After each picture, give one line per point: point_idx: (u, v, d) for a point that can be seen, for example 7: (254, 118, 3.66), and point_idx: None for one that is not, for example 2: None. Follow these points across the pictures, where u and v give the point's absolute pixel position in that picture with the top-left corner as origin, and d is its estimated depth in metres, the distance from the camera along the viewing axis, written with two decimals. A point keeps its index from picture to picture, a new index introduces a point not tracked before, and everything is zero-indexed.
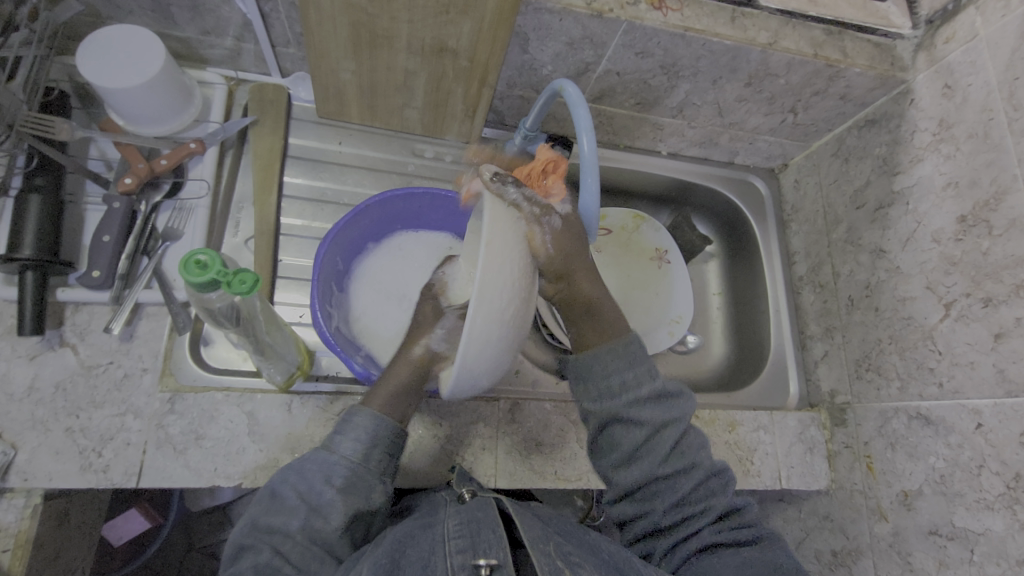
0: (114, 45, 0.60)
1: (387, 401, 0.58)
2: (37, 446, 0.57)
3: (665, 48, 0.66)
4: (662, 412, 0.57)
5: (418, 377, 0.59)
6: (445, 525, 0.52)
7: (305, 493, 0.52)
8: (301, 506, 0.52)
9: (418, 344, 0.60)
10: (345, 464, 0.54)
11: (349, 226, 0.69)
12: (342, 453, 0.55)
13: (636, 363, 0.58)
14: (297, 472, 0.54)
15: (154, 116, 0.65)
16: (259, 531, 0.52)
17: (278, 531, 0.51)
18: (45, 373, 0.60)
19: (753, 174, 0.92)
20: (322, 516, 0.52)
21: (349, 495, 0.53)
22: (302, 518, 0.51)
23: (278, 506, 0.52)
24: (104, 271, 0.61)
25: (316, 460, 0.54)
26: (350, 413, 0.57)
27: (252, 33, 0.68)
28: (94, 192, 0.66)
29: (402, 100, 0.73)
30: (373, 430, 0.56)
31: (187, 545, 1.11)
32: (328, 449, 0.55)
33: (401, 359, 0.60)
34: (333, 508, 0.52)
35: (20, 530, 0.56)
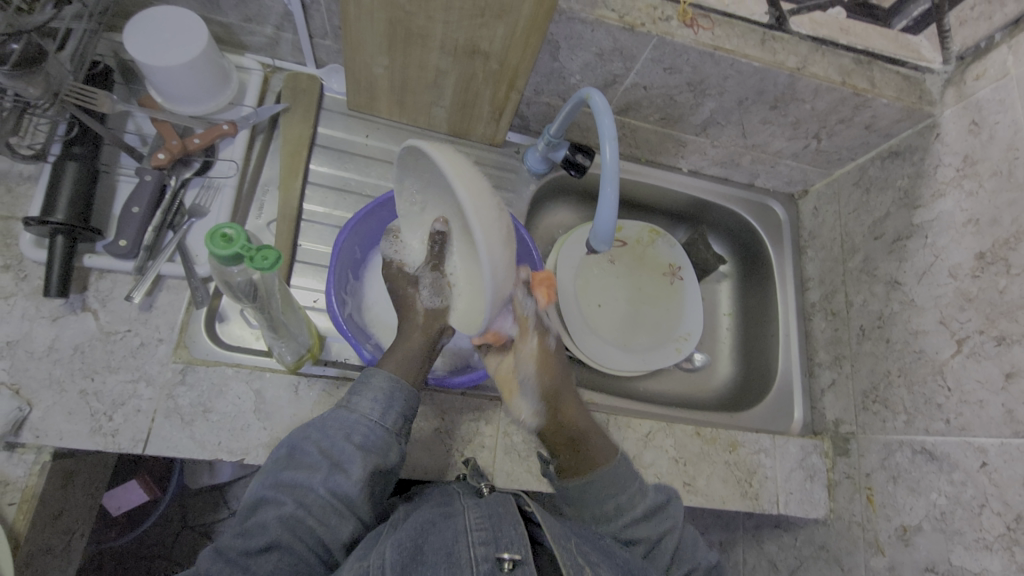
0: (161, 26, 0.62)
1: (401, 362, 0.60)
2: (51, 405, 0.59)
3: (693, 65, 0.67)
4: (655, 528, 0.59)
5: (432, 341, 0.62)
6: (466, 516, 0.52)
7: (327, 450, 0.54)
8: (323, 461, 0.53)
9: (419, 310, 0.63)
10: (368, 423, 0.56)
11: (368, 215, 0.70)
12: (363, 412, 0.57)
13: (627, 485, 0.61)
14: (318, 429, 0.56)
15: (191, 96, 0.67)
16: (283, 486, 0.52)
17: (301, 486, 0.52)
18: (65, 335, 0.61)
19: (772, 198, 0.92)
20: (344, 473, 0.53)
21: (368, 451, 0.55)
22: (325, 475, 0.53)
23: (299, 463, 0.54)
24: (130, 240, 0.63)
25: (336, 418, 0.56)
26: (365, 376, 0.59)
27: (292, 23, 0.70)
28: (127, 164, 0.68)
29: (430, 98, 0.75)
30: (389, 391, 0.58)
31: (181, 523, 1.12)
32: (348, 408, 0.57)
33: (410, 326, 0.63)
34: (353, 464, 0.54)
35: (27, 485, 0.58)
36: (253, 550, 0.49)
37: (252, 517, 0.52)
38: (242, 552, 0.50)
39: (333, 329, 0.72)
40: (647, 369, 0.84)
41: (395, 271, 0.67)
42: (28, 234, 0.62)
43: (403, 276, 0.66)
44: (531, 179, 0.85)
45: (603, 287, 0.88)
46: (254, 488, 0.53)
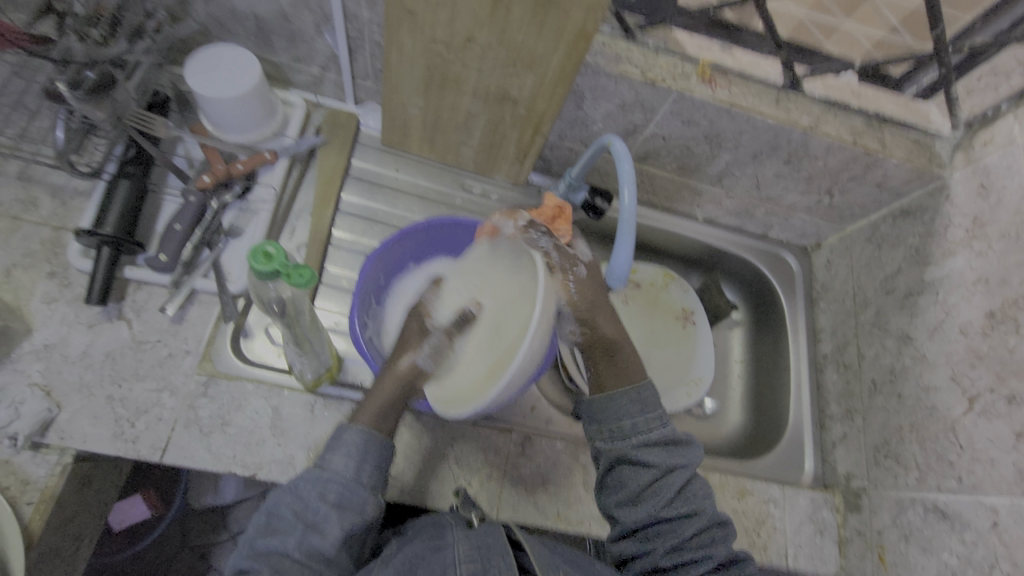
0: (218, 62, 0.68)
1: (375, 413, 0.59)
2: (78, 408, 0.61)
3: (710, 120, 0.70)
4: (668, 457, 0.61)
5: (405, 391, 0.61)
6: (456, 549, 0.52)
7: (302, 511, 0.53)
8: (297, 524, 0.52)
9: (405, 359, 0.62)
10: (342, 479, 0.55)
11: (394, 245, 0.74)
12: (337, 469, 0.55)
13: (649, 409, 0.63)
14: (287, 490, 0.54)
15: (239, 125, 0.72)
16: (261, 552, 0.50)
17: (275, 552, 0.50)
18: (98, 341, 0.64)
19: (785, 249, 0.94)
20: (320, 532, 0.52)
21: (345, 505, 0.54)
22: (299, 535, 0.51)
23: (275, 526, 0.52)
24: (171, 255, 0.67)
25: (309, 477, 0.54)
26: (339, 431, 0.58)
27: (337, 65, 0.75)
28: (174, 184, 0.72)
29: (459, 138, 0.79)
30: (364, 446, 0.56)
31: (181, 542, 1.13)
32: (320, 467, 0.55)
33: (387, 372, 0.61)
34: (329, 523, 0.52)
35: (47, 486, 0.59)
36: None
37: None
38: None
39: (353, 351, 0.74)
40: None
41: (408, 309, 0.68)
42: (76, 244, 0.66)
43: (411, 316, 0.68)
44: None
45: None
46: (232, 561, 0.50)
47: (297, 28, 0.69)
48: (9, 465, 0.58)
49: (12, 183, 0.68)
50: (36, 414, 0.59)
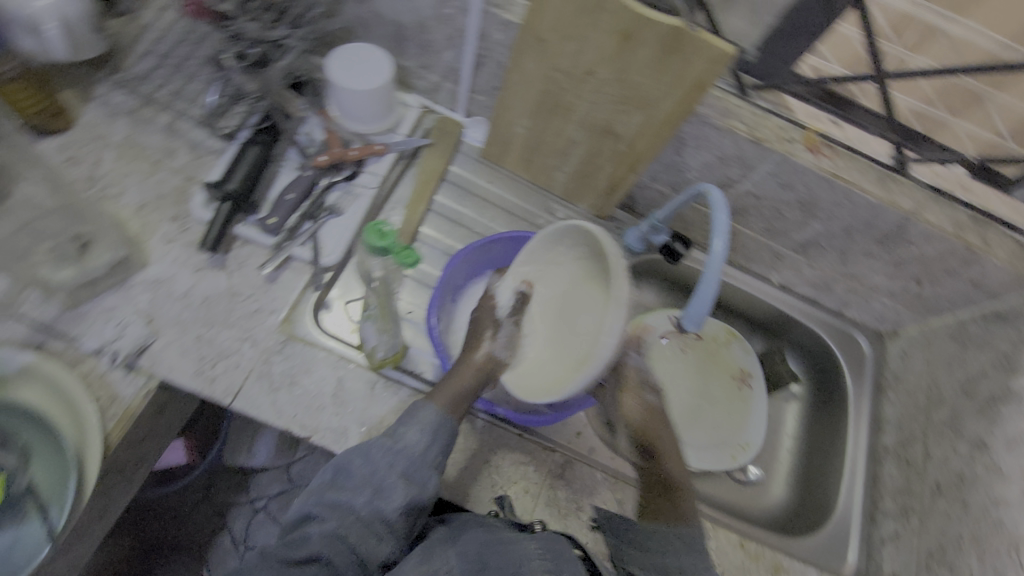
0: (356, 58, 0.74)
1: (451, 400, 0.62)
2: (171, 341, 0.67)
3: (808, 187, 0.71)
4: None
5: (482, 379, 0.65)
6: (524, 545, 0.54)
7: (369, 476, 0.55)
8: (367, 485, 0.55)
9: (481, 352, 0.67)
10: (414, 452, 0.57)
11: (478, 250, 0.78)
12: (408, 443, 0.58)
13: (695, 553, 0.56)
14: (359, 451, 0.57)
15: (360, 116, 0.79)
16: (325, 503, 0.54)
17: (344, 505, 0.54)
18: (200, 285, 0.70)
19: (859, 331, 0.92)
20: (384, 498, 0.54)
21: (411, 476, 0.56)
22: (366, 497, 0.54)
23: (343, 484, 0.55)
24: (278, 221, 0.73)
25: (379, 446, 0.57)
26: (413, 408, 0.61)
27: (458, 77, 0.81)
28: (292, 159, 0.78)
29: (555, 162, 0.83)
30: (436, 425, 0.59)
31: (203, 495, 1.21)
32: (392, 438, 0.58)
33: (469, 361, 0.66)
34: (395, 490, 0.55)
35: (130, 404, 0.63)
36: (296, 559, 0.49)
37: (298, 529, 0.53)
38: (285, 560, 0.49)
39: (418, 341, 0.77)
40: (698, 466, 0.83)
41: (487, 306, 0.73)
42: (202, 195, 0.73)
43: (489, 319, 0.72)
44: (625, 254, 0.90)
45: (671, 374, 0.89)
46: (300, 503, 0.56)
47: (432, 39, 0.76)
48: (102, 378, 0.64)
49: (160, 132, 0.76)
50: (136, 337, 0.66)
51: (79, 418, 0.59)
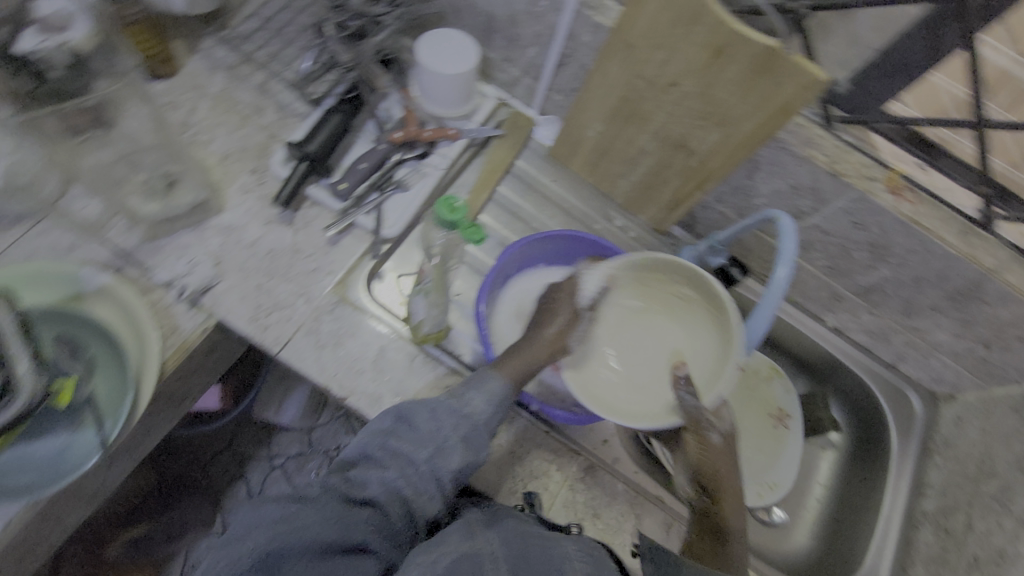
0: (446, 42, 0.77)
1: (517, 372, 0.65)
2: (234, 285, 0.70)
3: (882, 229, 0.69)
4: None
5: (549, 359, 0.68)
6: (563, 546, 0.54)
7: (433, 434, 0.59)
8: (430, 443, 0.59)
9: (554, 333, 0.69)
10: (478, 419, 0.61)
11: (535, 243, 0.78)
12: (473, 409, 0.61)
13: None
14: (423, 407, 0.61)
15: (439, 99, 0.81)
16: (387, 451, 0.58)
17: (403, 456, 0.58)
18: (267, 237, 0.74)
19: (911, 388, 0.88)
20: (443, 458, 0.59)
21: (472, 441, 0.60)
22: (428, 454, 0.58)
23: (405, 434, 0.59)
24: (348, 188, 0.76)
25: (446, 406, 0.61)
26: (482, 376, 0.64)
27: (539, 73, 0.82)
28: (369, 131, 0.81)
29: (621, 170, 0.83)
30: (500, 397, 0.63)
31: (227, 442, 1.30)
32: (459, 401, 0.62)
33: (541, 339, 0.68)
34: (453, 453, 0.59)
35: (188, 337, 0.67)
36: (356, 500, 0.54)
37: (348, 470, 0.57)
38: (347, 497, 0.54)
39: (460, 324, 0.78)
40: None
41: (569, 290, 0.72)
42: (282, 153, 0.76)
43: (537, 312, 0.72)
44: None
45: None
46: (357, 442, 0.60)
47: (520, 33, 0.77)
48: (167, 309, 0.68)
49: (253, 90, 0.80)
50: (203, 277, 0.70)
51: (138, 332, 0.63)
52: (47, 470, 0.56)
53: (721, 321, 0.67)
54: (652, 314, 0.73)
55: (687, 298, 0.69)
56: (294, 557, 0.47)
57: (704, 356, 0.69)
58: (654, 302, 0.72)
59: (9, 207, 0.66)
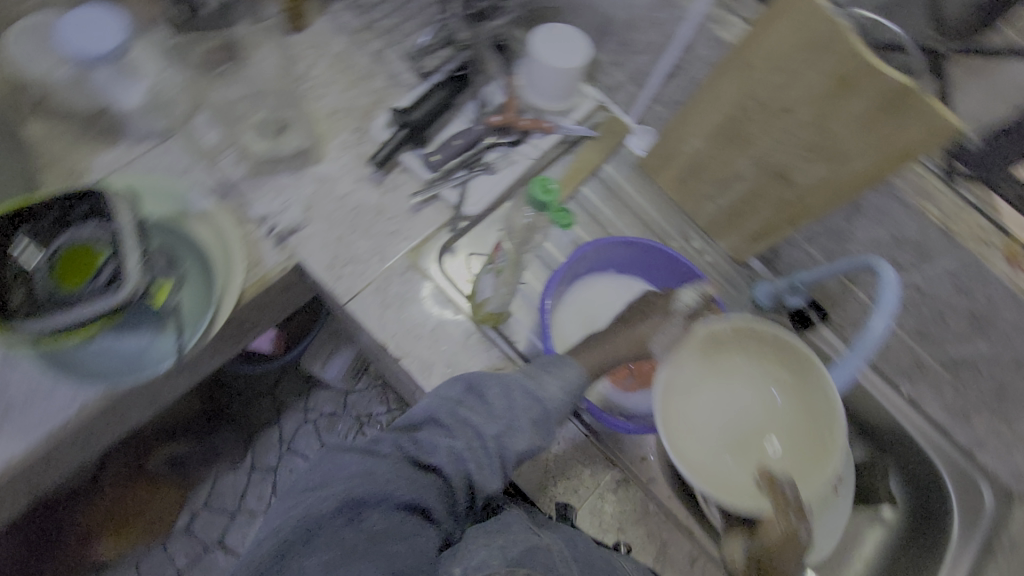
0: (559, 35, 0.77)
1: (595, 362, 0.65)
2: (318, 232, 0.74)
3: (988, 300, 0.65)
4: None
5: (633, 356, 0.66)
6: (620, 560, 0.59)
7: (505, 411, 0.60)
8: (502, 420, 0.59)
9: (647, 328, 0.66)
10: (548, 407, 0.60)
11: (612, 246, 0.77)
12: (547, 394, 0.61)
13: None
14: (494, 383, 0.61)
15: (541, 90, 0.81)
16: (455, 419, 0.59)
17: (472, 427, 0.59)
18: (356, 194, 0.77)
19: (986, 482, 0.78)
20: (511, 437, 0.59)
21: (540, 426, 0.60)
22: (498, 430, 0.59)
23: (477, 406, 0.60)
24: (440, 160, 0.78)
25: (522, 387, 0.61)
26: (558, 362, 0.64)
27: (645, 82, 0.82)
28: (468, 111, 0.82)
29: (710, 192, 0.81)
30: (575, 386, 0.62)
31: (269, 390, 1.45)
32: (534, 383, 0.61)
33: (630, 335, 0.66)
34: (520, 434, 0.59)
35: (268, 271, 0.71)
36: (424, 465, 0.57)
37: (415, 432, 0.59)
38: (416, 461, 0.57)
39: (520, 312, 0.78)
40: None
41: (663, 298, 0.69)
42: (385, 119, 0.80)
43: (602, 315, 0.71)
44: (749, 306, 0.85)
45: None
46: (426, 404, 0.61)
47: (636, 38, 0.77)
48: (256, 243, 0.72)
49: (369, 56, 0.84)
50: (293, 219, 0.73)
51: (228, 252, 0.67)
52: (128, 366, 0.62)
53: (808, 405, 0.65)
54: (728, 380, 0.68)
55: (779, 378, 0.66)
56: (369, 507, 0.53)
57: (794, 439, 0.65)
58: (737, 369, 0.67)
59: (142, 124, 0.72)
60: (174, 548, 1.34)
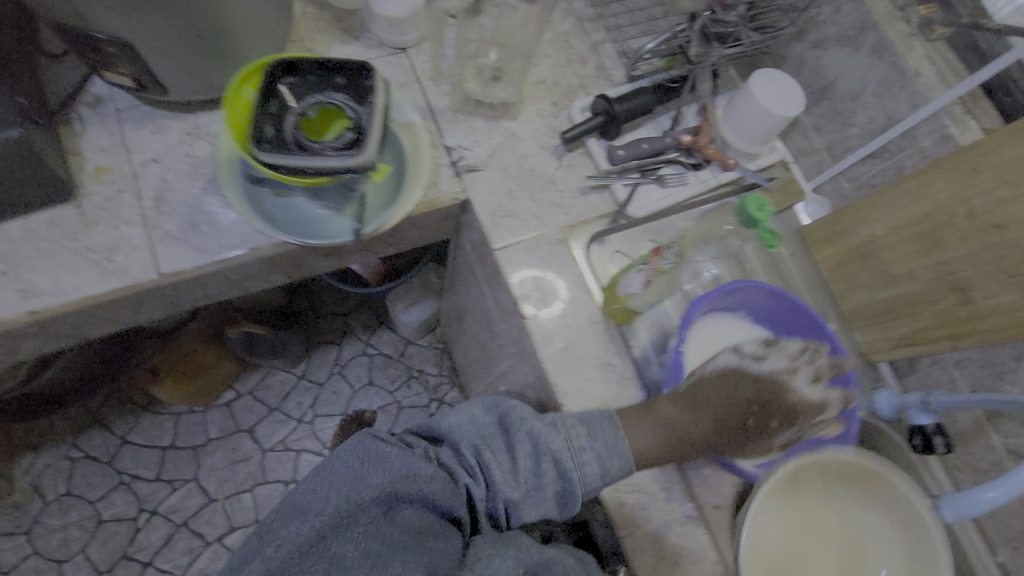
0: (779, 83, 0.78)
1: (657, 443, 0.65)
2: (493, 178, 0.78)
3: None
4: None
5: (711, 435, 0.67)
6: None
7: (529, 469, 0.63)
8: (522, 476, 0.63)
9: (739, 393, 0.69)
10: (575, 480, 0.63)
11: (759, 292, 0.73)
12: (580, 475, 0.63)
13: None
14: (529, 438, 0.64)
15: (740, 126, 0.82)
16: (478, 456, 0.63)
17: (492, 469, 0.63)
18: (536, 157, 0.80)
19: None
20: (524, 498, 0.63)
21: (557, 496, 0.64)
22: (524, 486, 0.63)
23: (498, 451, 0.64)
24: (623, 156, 0.79)
25: (553, 455, 0.63)
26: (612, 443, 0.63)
27: (843, 155, 0.82)
28: (661, 123, 0.85)
29: (868, 282, 0.79)
30: (611, 453, 0.63)
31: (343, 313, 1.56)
32: (570, 459, 0.62)
33: (704, 413, 0.67)
34: (539, 490, 0.63)
35: (441, 196, 0.75)
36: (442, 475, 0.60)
37: (440, 447, 0.65)
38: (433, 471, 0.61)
39: (646, 319, 0.78)
40: None
41: (767, 380, 0.69)
42: (585, 101, 0.83)
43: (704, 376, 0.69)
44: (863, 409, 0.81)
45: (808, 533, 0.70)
46: (455, 424, 0.66)
47: (855, 112, 0.78)
48: (438, 168, 0.76)
49: (588, 44, 0.88)
50: (477, 159, 0.78)
51: (414, 168, 0.73)
52: (303, 226, 0.69)
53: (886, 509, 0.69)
54: (803, 516, 0.70)
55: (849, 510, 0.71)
56: (404, 504, 0.58)
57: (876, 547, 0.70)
58: (811, 505, 0.71)
59: (383, 33, 0.79)
60: (211, 417, 1.46)
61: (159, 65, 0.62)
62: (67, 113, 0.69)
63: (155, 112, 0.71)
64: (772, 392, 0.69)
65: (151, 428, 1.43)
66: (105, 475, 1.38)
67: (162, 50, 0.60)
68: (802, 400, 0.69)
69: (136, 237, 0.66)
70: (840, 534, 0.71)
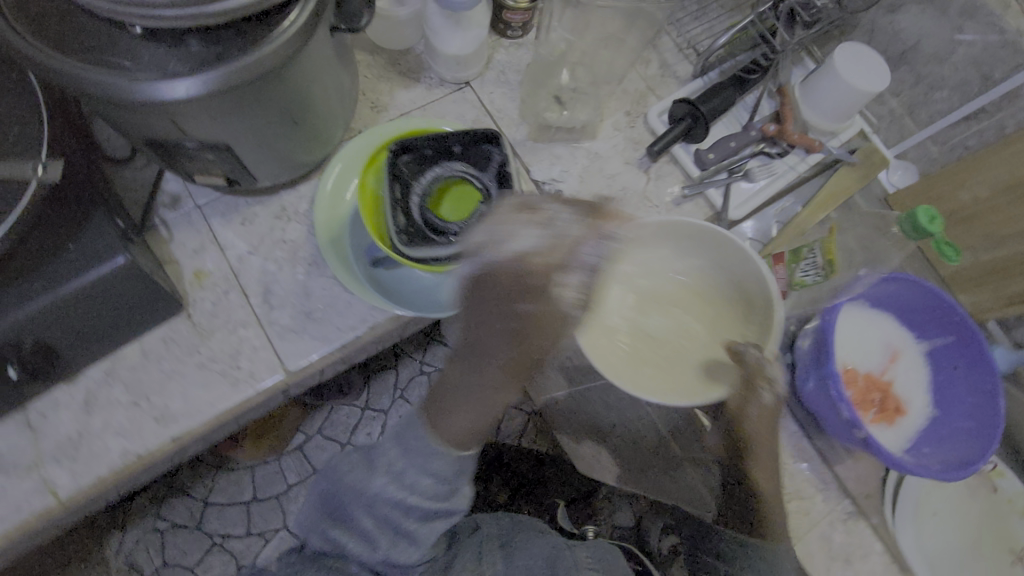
0: (863, 56, 0.75)
1: (452, 429, 0.62)
2: (588, 204, 0.75)
3: None
4: None
5: (497, 387, 0.59)
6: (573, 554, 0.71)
7: (377, 522, 0.65)
8: (373, 529, 0.65)
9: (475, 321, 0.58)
10: (422, 503, 0.64)
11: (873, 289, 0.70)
12: (414, 493, 0.64)
13: None
14: (354, 494, 0.65)
15: (824, 106, 0.79)
16: (335, 538, 0.67)
17: (351, 547, 0.66)
18: (624, 174, 0.77)
19: None
20: (396, 543, 0.66)
21: (425, 521, 0.66)
22: (385, 542, 0.66)
23: (340, 517, 0.66)
24: (714, 159, 0.77)
25: (382, 496, 0.64)
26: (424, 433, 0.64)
27: (931, 120, 0.80)
28: (738, 116, 0.82)
29: (972, 244, 0.78)
30: (432, 455, 0.63)
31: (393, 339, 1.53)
32: (398, 484, 0.64)
33: (470, 367, 0.60)
34: (404, 532, 0.66)
35: None
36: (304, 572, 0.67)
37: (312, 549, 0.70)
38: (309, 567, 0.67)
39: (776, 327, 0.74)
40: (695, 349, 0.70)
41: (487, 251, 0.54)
42: (661, 106, 0.79)
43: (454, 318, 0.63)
44: None
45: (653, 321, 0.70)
46: (304, 522, 0.70)
47: (943, 76, 0.76)
48: None
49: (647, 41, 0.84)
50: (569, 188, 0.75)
51: None
52: (421, 295, 0.67)
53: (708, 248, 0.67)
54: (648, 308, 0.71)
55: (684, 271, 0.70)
56: None
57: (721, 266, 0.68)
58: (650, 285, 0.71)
59: (447, 70, 0.75)
60: (287, 464, 1.41)
61: (253, 158, 0.58)
62: (150, 221, 0.65)
63: (239, 201, 0.67)
64: (496, 278, 0.54)
65: (230, 485, 1.39)
66: (196, 538, 1.36)
67: (258, 143, 0.56)
68: (528, 253, 0.53)
69: (255, 338, 0.63)
70: (682, 297, 0.71)
